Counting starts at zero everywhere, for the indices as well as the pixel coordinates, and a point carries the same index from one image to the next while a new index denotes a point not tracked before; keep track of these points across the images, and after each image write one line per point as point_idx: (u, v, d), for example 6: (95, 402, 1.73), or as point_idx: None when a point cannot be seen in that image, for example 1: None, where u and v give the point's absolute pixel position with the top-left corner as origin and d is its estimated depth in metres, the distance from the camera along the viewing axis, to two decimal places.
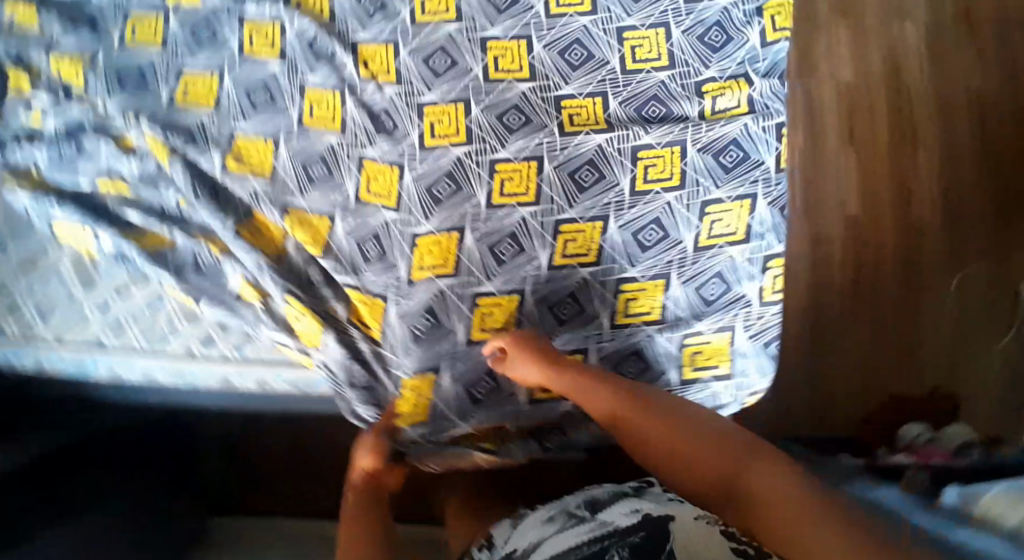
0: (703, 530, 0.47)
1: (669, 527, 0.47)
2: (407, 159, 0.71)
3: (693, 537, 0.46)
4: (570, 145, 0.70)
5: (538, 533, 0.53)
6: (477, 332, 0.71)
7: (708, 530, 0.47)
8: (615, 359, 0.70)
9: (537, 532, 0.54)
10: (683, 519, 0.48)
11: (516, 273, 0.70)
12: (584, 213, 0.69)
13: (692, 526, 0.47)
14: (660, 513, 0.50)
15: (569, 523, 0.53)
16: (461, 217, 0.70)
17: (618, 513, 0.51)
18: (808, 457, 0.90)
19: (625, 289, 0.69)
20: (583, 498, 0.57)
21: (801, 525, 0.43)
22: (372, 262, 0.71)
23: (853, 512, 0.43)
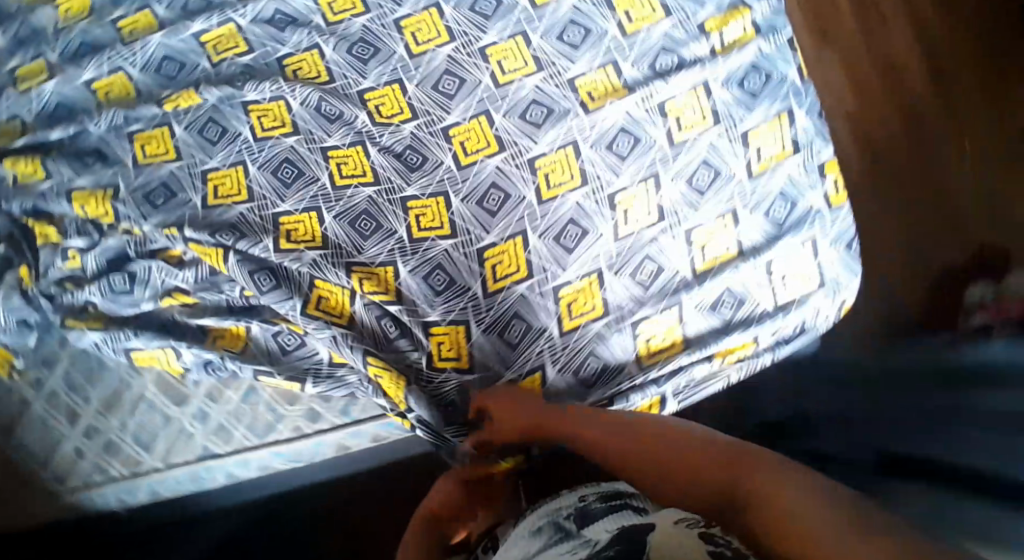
0: (682, 536, 0.38)
1: (646, 537, 0.38)
2: (449, 183, 0.72)
3: (670, 542, 0.37)
4: (600, 120, 0.71)
5: (522, 548, 0.47)
6: (568, 321, 0.71)
7: (688, 534, 0.38)
8: (709, 305, 0.71)
9: (524, 547, 0.47)
10: (661, 526, 0.40)
11: (586, 256, 0.71)
12: (634, 178, 0.71)
13: (669, 531, 0.39)
14: (641, 522, 0.41)
15: (553, 538, 0.46)
16: (518, 221, 0.71)
17: (602, 529, 0.43)
18: (899, 342, 0.90)
19: (697, 235, 0.71)
20: (578, 507, 0.50)
21: (809, 520, 0.37)
22: (443, 292, 0.71)
23: (869, 516, 0.35)
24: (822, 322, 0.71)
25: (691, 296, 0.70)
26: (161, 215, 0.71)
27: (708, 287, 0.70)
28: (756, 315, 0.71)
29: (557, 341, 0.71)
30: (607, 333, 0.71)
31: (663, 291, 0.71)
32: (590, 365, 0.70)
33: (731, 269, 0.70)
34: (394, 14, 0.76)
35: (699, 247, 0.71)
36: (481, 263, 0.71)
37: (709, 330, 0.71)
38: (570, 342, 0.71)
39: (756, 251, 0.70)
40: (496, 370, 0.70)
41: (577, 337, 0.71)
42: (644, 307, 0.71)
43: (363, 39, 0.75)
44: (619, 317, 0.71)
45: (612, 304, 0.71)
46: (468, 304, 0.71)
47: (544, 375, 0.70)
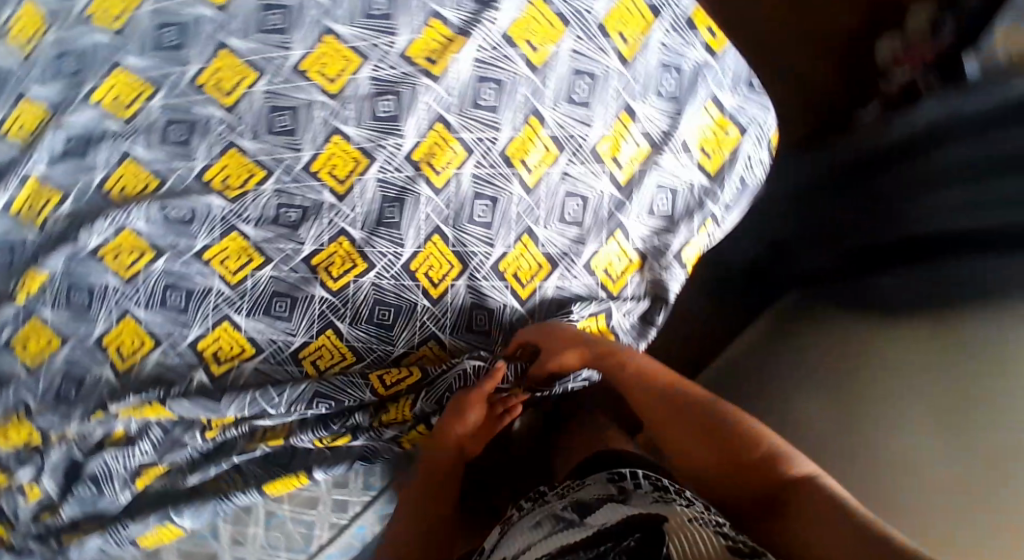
0: (696, 531, 0.40)
1: (657, 521, 0.43)
2: (341, 220, 0.65)
3: (686, 540, 0.39)
4: (452, 81, 0.64)
5: (524, 540, 0.50)
6: (522, 289, 0.68)
7: (696, 531, 0.40)
8: (648, 209, 0.69)
9: (525, 540, 0.50)
10: (675, 519, 0.42)
11: (509, 221, 0.67)
12: (516, 123, 0.65)
13: (681, 524, 0.42)
14: (654, 514, 0.44)
15: (558, 527, 0.49)
16: (426, 222, 0.66)
17: (609, 514, 0.47)
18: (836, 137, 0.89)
19: (604, 153, 0.66)
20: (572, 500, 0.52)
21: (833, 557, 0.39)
22: (396, 322, 0.68)
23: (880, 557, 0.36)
24: (753, 175, 0.71)
25: (629, 211, 0.68)
26: (81, 406, 0.66)
27: (640, 194, 0.68)
28: (695, 193, 0.69)
29: (524, 310, 0.69)
30: (565, 281, 0.69)
31: (597, 217, 0.68)
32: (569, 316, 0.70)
33: (652, 169, 0.67)
34: (185, 76, 0.65)
35: (610, 160, 0.67)
36: (413, 280, 0.67)
37: (659, 228, 0.70)
38: (534, 306, 0.69)
39: (664, 134, 0.67)
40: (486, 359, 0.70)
41: (540, 296, 0.69)
42: (587, 242, 0.68)
43: (170, 121, 0.65)
44: (569, 261, 0.68)
45: (555, 254, 0.68)
46: (423, 321, 0.68)
47: None
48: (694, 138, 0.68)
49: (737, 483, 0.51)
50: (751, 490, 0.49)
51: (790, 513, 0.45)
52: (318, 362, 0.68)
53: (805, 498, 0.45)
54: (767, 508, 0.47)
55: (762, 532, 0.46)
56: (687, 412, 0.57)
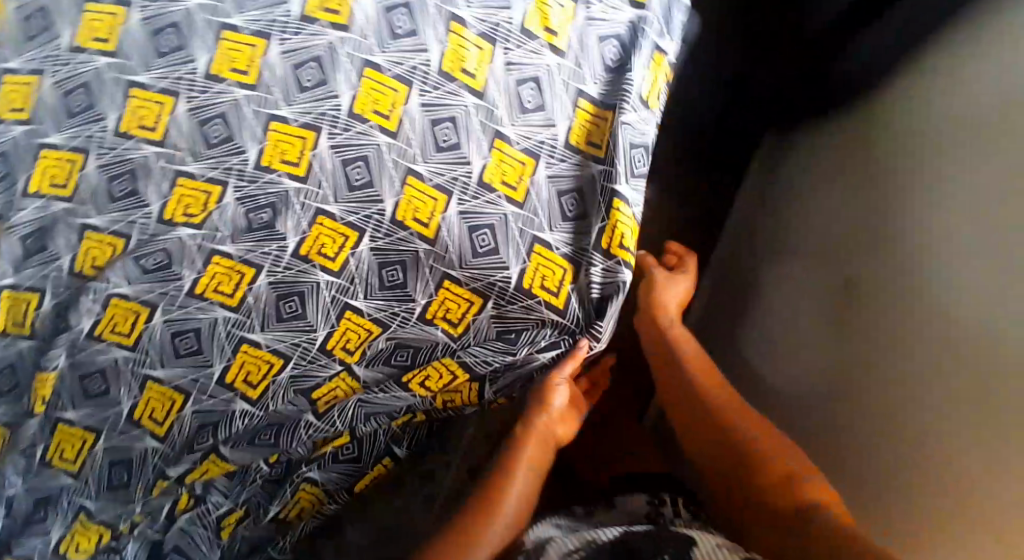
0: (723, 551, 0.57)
1: (690, 545, 0.58)
2: (313, 199, 0.62)
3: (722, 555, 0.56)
4: (363, 22, 0.62)
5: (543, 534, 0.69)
6: (516, 193, 0.66)
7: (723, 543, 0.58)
8: (600, 65, 0.67)
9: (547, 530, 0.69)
10: (705, 539, 0.59)
11: (474, 134, 0.64)
12: (441, 37, 0.63)
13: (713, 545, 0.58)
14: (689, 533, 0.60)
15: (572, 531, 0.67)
16: (395, 167, 0.63)
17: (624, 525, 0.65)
18: None
19: (540, 31, 0.64)
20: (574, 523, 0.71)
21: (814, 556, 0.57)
22: (408, 277, 0.65)
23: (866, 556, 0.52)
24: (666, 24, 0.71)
25: (585, 73, 0.66)
26: (140, 483, 0.67)
27: (585, 52, 0.66)
28: (637, 31, 0.68)
29: (526, 212, 0.66)
30: (552, 170, 0.66)
31: (557, 94, 0.65)
32: (567, 200, 0.67)
33: (586, 25, 0.66)
34: (107, 128, 0.62)
35: (545, 34, 0.64)
36: (406, 228, 0.64)
37: (620, 77, 0.68)
38: (536, 204, 0.66)
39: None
40: (501, 279, 0.66)
41: (535, 193, 0.66)
42: (557, 122, 0.66)
43: (109, 176, 0.62)
44: (549, 146, 0.66)
45: (532, 145, 0.65)
46: (432, 265, 0.65)
47: (543, 244, 0.67)
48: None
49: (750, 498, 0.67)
50: (751, 492, 0.67)
51: (802, 513, 0.61)
52: (349, 347, 0.67)
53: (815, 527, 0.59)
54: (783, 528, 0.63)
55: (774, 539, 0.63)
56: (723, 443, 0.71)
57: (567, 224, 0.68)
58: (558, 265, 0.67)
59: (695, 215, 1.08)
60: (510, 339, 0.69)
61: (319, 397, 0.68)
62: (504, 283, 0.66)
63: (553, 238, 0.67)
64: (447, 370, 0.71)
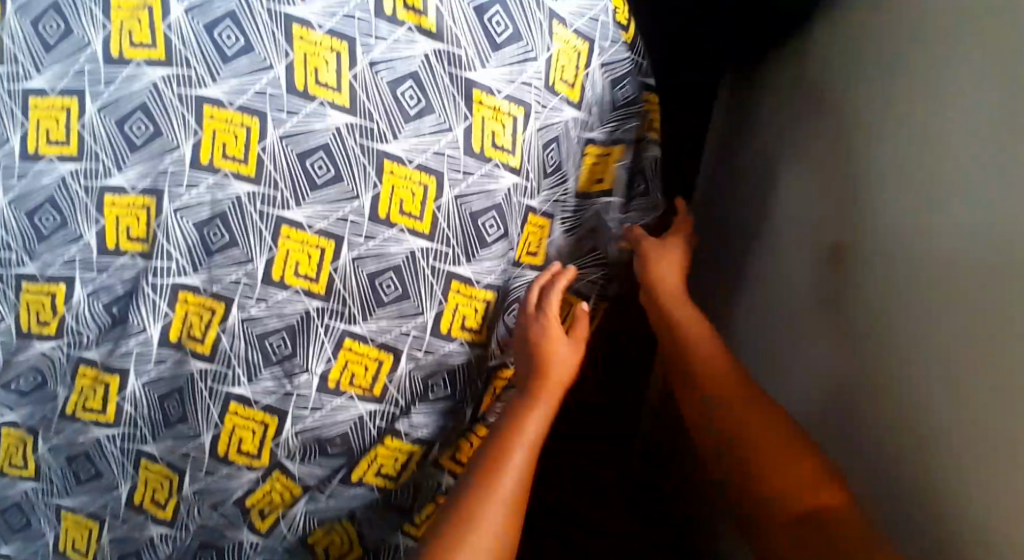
0: None
1: None
2: (167, 275, 0.52)
3: None
4: (184, 51, 0.49)
5: None
6: (422, 224, 0.53)
7: None
8: (489, 43, 0.51)
9: None
10: None
11: (354, 160, 0.51)
12: (283, 48, 0.49)
13: None
14: None
15: None
16: (259, 219, 0.52)
17: None
18: None
19: (405, 14, 0.50)
20: None
21: None
22: (295, 346, 0.55)
23: None
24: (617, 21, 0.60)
25: (469, 57, 0.51)
26: None
27: (468, 28, 0.51)
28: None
29: (435, 246, 0.54)
30: (461, 188, 0.53)
31: (440, 89, 0.51)
32: (487, 222, 0.54)
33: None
34: None
35: (413, 17, 0.50)
36: (291, 287, 0.53)
37: (521, 52, 0.52)
38: (449, 229, 0.53)
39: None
40: (415, 327, 0.55)
41: (445, 220, 0.53)
42: (452, 125, 0.52)
43: None
44: (448, 156, 0.52)
45: (428, 160, 0.52)
46: (327, 326, 0.54)
47: (462, 279, 0.55)
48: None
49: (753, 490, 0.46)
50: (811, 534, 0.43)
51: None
52: (247, 446, 0.56)
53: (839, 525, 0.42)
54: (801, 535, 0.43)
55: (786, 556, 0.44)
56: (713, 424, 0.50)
57: (491, 254, 0.55)
58: (482, 300, 0.56)
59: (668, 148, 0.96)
60: (439, 390, 0.57)
61: (256, 504, 0.57)
62: (416, 331, 0.55)
63: (473, 270, 0.55)
64: (399, 451, 0.57)
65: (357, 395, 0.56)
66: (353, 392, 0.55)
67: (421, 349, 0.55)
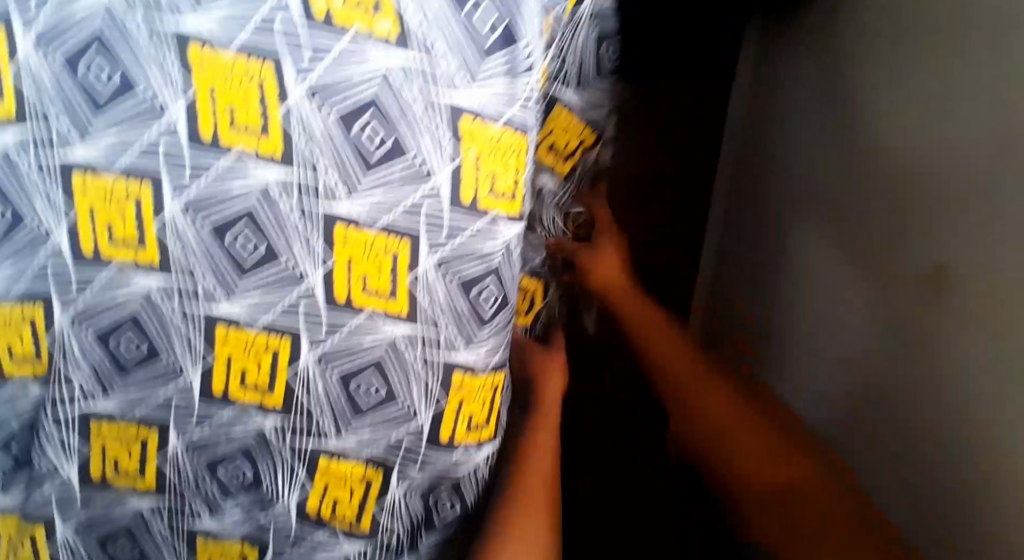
0: None
1: None
2: (73, 400, 0.40)
3: None
4: (40, 101, 0.35)
5: None
6: (397, 304, 0.39)
7: None
8: (474, 46, 0.36)
9: None
10: None
11: (291, 231, 0.37)
12: (180, 82, 0.35)
13: None
14: None
15: None
16: (178, 322, 0.39)
17: None
18: None
19: (352, 19, 0.34)
20: None
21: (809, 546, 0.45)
22: (258, 472, 0.42)
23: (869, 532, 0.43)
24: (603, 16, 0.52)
25: (449, 68, 0.36)
26: None
27: (443, 27, 0.35)
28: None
29: (423, 330, 0.40)
30: (445, 253, 0.39)
31: (412, 120, 0.36)
32: (482, 295, 0.40)
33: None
34: None
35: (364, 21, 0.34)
36: (236, 403, 0.40)
37: (513, 53, 0.36)
38: (434, 307, 0.40)
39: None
40: (408, 437, 0.42)
41: (426, 296, 0.39)
42: (431, 168, 0.37)
43: None
44: (427, 211, 0.38)
45: (398, 219, 0.38)
46: (291, 446, 0.41)
47: (464, 370, 0.41)
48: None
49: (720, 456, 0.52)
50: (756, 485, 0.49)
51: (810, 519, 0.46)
52: None
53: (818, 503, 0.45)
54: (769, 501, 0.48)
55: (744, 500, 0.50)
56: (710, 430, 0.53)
57: (494, 330, 0.42)
58: (489, 390, 0.43)
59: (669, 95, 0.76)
60: (446, 510, 0.45)
61: None
62: (412, 439, 0.42)
63: (475, 358, 0.41)
64: None
65: (341, 530, 0.43)
66: (336, 524, 0.43)
67: (415, 464, 0.42)
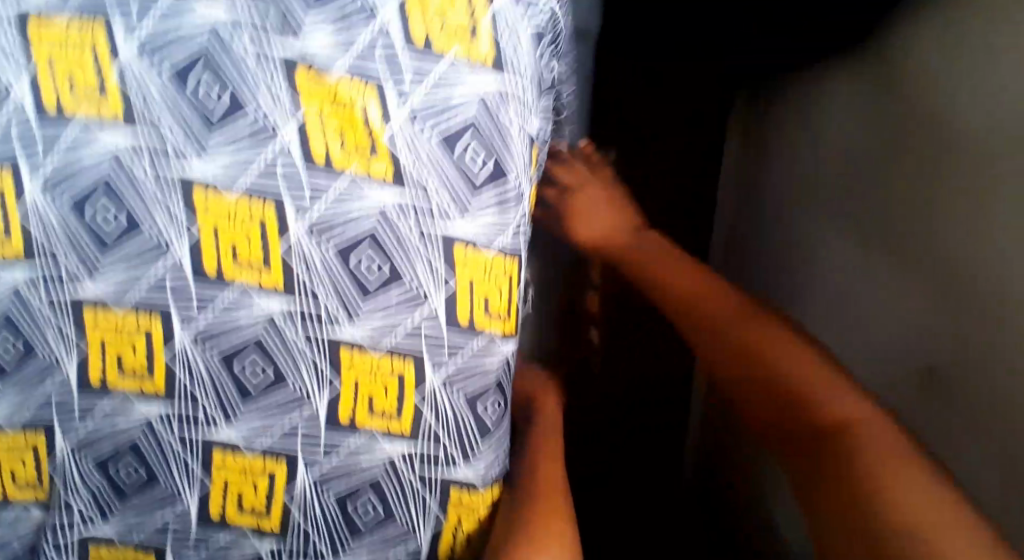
0: None
1: None
2: (73, 525, 0.41)
3: None
4: (48, 243, 0.36)
5: None
6: (399, 424, 0.39)
7: None
8: (466, 183, 0.37)
9: None
10: None
11: (294, 357, 0.38)
12: (184, 224, 0.36)
13: None
14: None
15: None
16: (179, 447, 0.39)
17: None
18: None
19: (350, 164, 0.36)
20: None
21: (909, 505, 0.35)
22: None
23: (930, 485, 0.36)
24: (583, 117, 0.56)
25: (442, 206, 0.37)
26: None
27: (436, 169, 0.36)
28: (509, 110, 0.37)
29: (421, 449, 0.40)
30: (448, 371, 0.39)
31: (407, 250, 0.37)
32: (488, 406, 0.40)
33: (419, 125, 0.36)
34: None
35: (361, 165, 0.36)
36: (234, 527, 0.40)
37: (504, 192, 0.38)
38: (435, 426, 0.39)
39: (422, 68, 0.35)
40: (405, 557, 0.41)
41: (430, 412, 0.39)
42: (428, 295, 0.38)
43: None
44: (427, 334, 0.38)
45: (399, 342, 0.38)
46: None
47: (463, 486, 0.41)
48: (418, 28, 0.35)
49: (759, 394, 0.45)
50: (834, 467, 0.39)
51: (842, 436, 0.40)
52: None
53: (857, 450, 0.39)
54: (800, 442, 0.42)
55: (766, 425, 0.45)
56: (747, 366, 0.46)
57: (490, 444, 0.41)
58: (490, 506, 0.42)
59: (679, 148, 0.88)
60: None
61: None
62: None
63: (473, 473, 0.41)
64: None
65: None
66: None
67: None
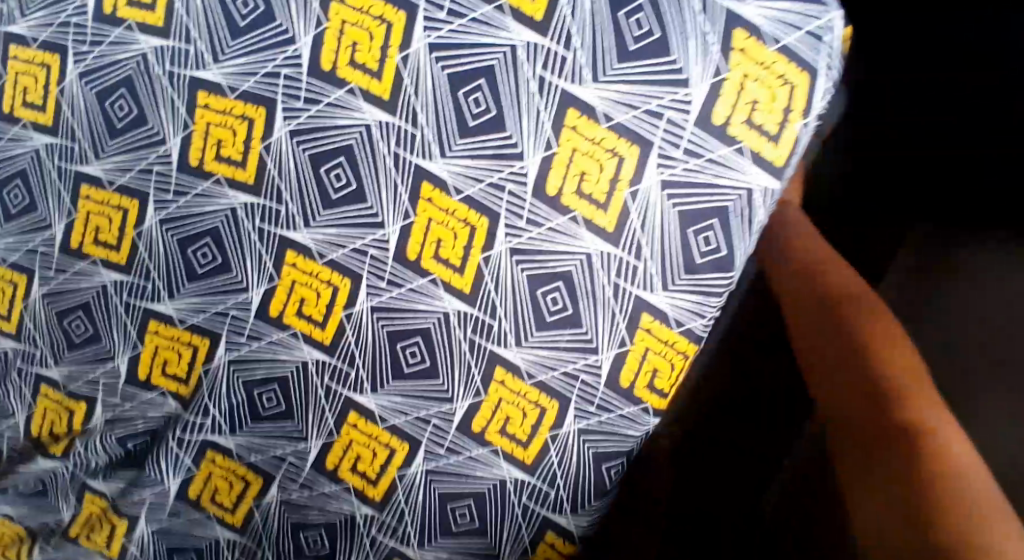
0: None
1: None
2: (205, 426, 0.44)
3: None
4: (279, 180, 0.38)
5: None
6: (523, 452, 0.41)
7: None
8: (684, 260, 0.37)
9: None
10: None
11: (455, 357, 0.40)
12: (405, 207, 0.38)
13: None
14: None
15: None
16: (321, 395, 0.41)
17: None
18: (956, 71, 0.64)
19: (581, 207, 0.36)
20: None
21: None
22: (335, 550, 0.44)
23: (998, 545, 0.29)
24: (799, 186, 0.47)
25: (649, 274, 0.37)
26: None
27: (660, 237, 0.36)
28: (765, 211, 0.36)
29: (535, 482, 0.41)
30: (588, 423, 0.40)
31: (597, 301, 0.38)
32: (612, 469, 0.41)
33: (666, 193, 0.36)
34: None
35: (594, 210, 0.36)
36: (342, 482, 0.43)
37: (722, 282, 0.37)
38: (556, 467, 0.41)
39: (698, 144, 0.35)
40: None
41: (556, 454, 0.41)
42: (598, 346, 0.39)
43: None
44: (583, 382, 0.39)
45: (553, 379, 0.39)
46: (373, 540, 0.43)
47: (559, 530, 0.42)
48: (722, 110, 0.34)
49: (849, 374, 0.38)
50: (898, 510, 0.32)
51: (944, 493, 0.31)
52: None
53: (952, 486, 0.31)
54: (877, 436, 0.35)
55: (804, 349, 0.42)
56: (862, 359, 0.38)
57: (601, 501, 0.42)
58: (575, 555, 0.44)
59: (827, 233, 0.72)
60: None
61: None
62: None
63: (574, 521, 0.42)
64: None
65: None
66: None
67: None
